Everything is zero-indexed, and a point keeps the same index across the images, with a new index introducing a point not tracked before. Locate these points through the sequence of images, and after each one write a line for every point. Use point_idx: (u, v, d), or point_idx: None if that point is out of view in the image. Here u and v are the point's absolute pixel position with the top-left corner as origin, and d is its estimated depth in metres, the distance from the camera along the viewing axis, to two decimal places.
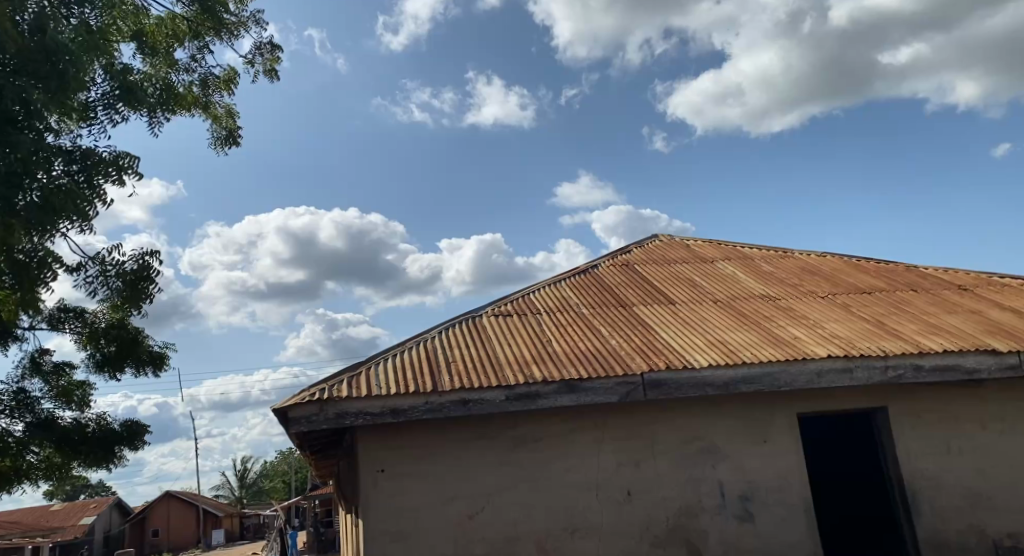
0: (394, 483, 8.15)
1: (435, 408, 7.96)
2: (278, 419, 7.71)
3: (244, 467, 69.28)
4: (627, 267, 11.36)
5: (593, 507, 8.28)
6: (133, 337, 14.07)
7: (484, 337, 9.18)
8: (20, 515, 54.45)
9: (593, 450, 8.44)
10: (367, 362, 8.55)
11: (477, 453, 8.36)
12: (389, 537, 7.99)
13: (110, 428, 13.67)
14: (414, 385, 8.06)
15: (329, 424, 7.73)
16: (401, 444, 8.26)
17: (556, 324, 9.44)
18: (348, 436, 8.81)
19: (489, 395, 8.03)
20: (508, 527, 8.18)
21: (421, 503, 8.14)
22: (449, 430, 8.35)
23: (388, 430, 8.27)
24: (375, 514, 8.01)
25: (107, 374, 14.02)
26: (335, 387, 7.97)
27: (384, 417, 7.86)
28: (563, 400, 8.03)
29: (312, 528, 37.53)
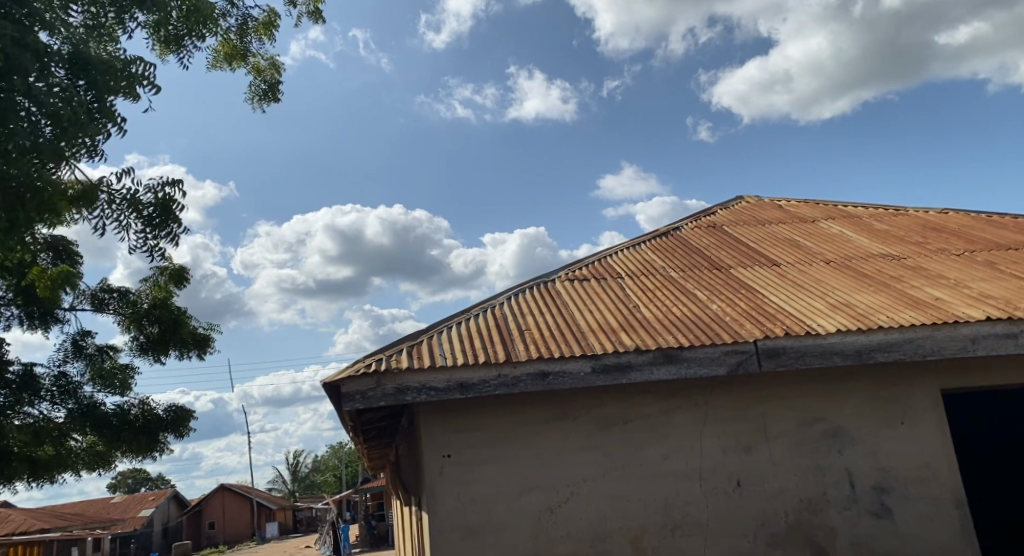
0: (463, 470, 7.06)
1: (509, 382, 6.82)
2: (330, 395, 6.67)
3: (296, 460, 69.67)
4: (715, 229, 10.04)
5: (696, 501, 7.04)
6: (176, 316, 13.35)
7: (561, 302, 7.99)
8: (83, 507, 55.67)
9: (694, 432, 7.20)
10: (429, 330, 7.44)
11: (558, 437, 7.20)
12: (459, 534, 6.90)
13: (154, 414, 12.85)
14: (484, 356, 6.92)
15: (387, 401, 6.65)
16: (471, 425, 7.17)
17: (643, 287, 8.19)
18: (408, 417, 7.76)
19: (572, 368, 6.84)
20: (597, 523, 7.01)
21: (495, 494, 7.04)
22: (525, 410, 7.22)
23: (455, 409, 7.18)
24: (443, 507, 6.94)
25: (150, 357, 13.29)
26: (393, 358, 6.88)
27: (450, 393, 6.74)
28: (661, 373, 6.78)
29: (364, 522, 36.96)
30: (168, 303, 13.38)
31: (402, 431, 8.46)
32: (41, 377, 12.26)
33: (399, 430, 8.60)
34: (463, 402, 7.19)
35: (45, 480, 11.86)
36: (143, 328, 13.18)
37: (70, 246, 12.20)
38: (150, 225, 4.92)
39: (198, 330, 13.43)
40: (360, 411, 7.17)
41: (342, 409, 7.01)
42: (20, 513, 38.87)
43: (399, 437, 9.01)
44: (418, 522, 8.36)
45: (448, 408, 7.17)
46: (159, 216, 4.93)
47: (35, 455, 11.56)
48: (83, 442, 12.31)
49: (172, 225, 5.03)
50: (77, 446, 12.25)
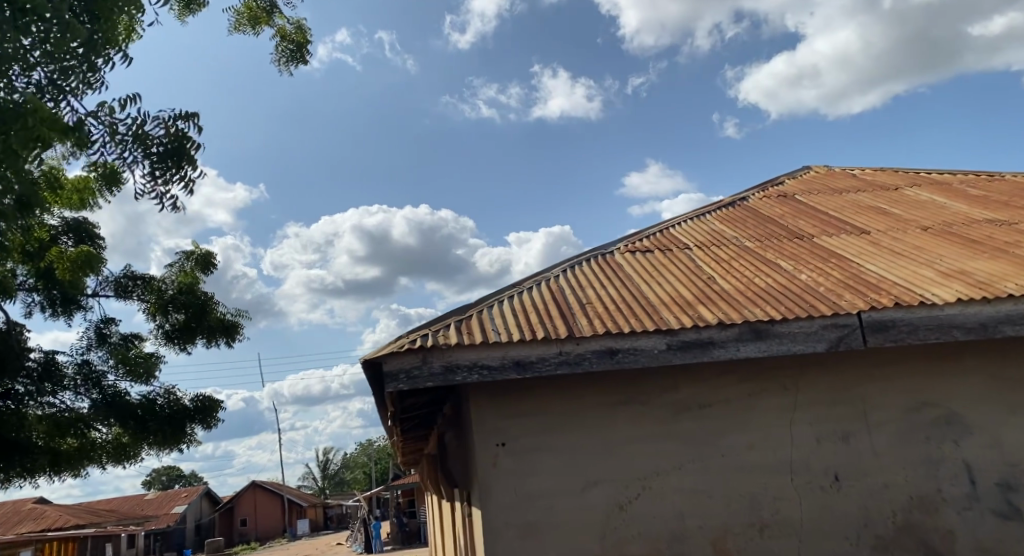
0: (519, 461, 6.27)
1: (573, 360, 6.00)
2: (371, 373, 5.95)
3: (326, 457, 69.57)
4: (787, 198, 9.09)
5: (788, 497, 6.14)
6: (203, 302, 12.76)
7: (625, 274, 7.13)
8: (118, 504, 56.10)
9: (783, 419, 6.29)
10: (480, 302, 6.66)
11: (627, 425, 6.37)
12: (516, 533, 6.12)
13: (181, 404, 12.23)
14: (544, 331, 6.11)
15: (435, 381, 5.91)
16: (527, 409, 6.36)
17: (716, 258, 7.30)
18: (455, 399, 7.00)
19: (645, 344, 5.99)
20: (674, 522, 6.18)
21: (556, 487, 6.24)
22: (588, 394, 6.40)
23: (509, 390, 6.39)
24: (497, 502, 6.16)
25: (177, 346, 12.72)
26: (441, 333, 6.13)
27: (505, 372, 5.98)
28: (748, 351, 5.88)
29: (395, 518, 36.37)
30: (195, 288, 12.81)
31: (447, 417, 7.73)
32: (64, 365, 11.77)
33: (444, 414, 7.84)
34: (519, 383, 6.40)
35: (69, 473, 11.34)
36: (168, 315, 12.62)
37: (92, 229, 11.66)
38: (159, 166, 4.14)
39: (225, 316, 12.80)
40: (404, 393, 6.45)
41: (383, 390, 6.28)
42: (56, 509, 39.06)
43: (444, 424, 8.26)
44: (466, 518, 7.61)
45: (502, 389, 6.39)
46: (170, 156, 4.13)
47: (58, 448, 11.02)
48: (109, 434, 11.75)
49: (185, 168, 4.23)
50: (103, 438, 11.71)
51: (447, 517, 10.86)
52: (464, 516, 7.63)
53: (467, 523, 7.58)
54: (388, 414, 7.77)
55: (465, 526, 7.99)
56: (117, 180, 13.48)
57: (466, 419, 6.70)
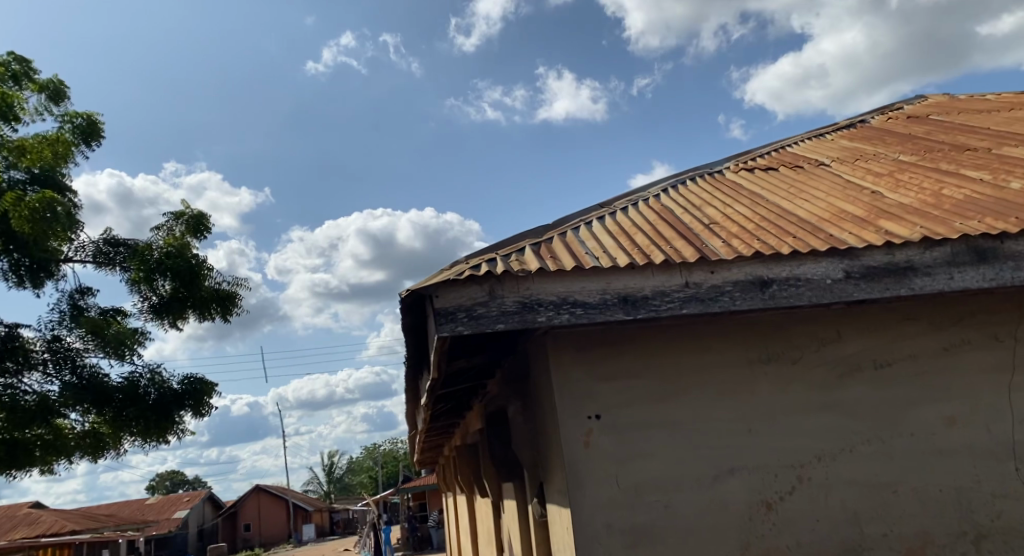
0: (620, 440, 4.56)
1: (706, 297, 4.14)
2: (416, 308, 4.22)
3: (332, 461, 67.61)
4: (920, 118, 7.25)
5: (1011, 494, 4.36)
6: (193, 267, 11.03)
7: (749, 189, 5.31)
8: (118, 509, 54.37)
9: (996, 383, 4.48)
10: (560, 222, 4.86)
11: (772, 392, 4.57)
12: (621, 541, 4.37)
13: (169, 387, 10.42)
14: (661, 254, 4.28)
15: (508, 324, 4.15)
16: (629, 370, 4.66)
17: (868, 171, 5.46)
18: (523, 356, 5.33)
19: (812, 273, 4.12)
20: (848, 528, 4.33)
21: (674, 478, 4.49)
22: (717, 349, 4.64)
23: (602, 345, 4.69)
24: (592, 498, 4.44)
25: (166, 321, 11.02)
26: (513, 256, 4.36)
27: (608, 313, 4.16)
28: (968, 280, 4.00)
29: (405, 523, 34.28)
30: (185, 251, 11.03)
31: (504, 380, 6.01)
32: (32, 344, 10.01)
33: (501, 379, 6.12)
34: (616, 332, 4.70)
35: (36, 470, 9.40)
36: (154, 285, 10.93)
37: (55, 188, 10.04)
38: None
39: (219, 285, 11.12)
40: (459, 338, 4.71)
41: (432, 338, 4.54)
42: (51, 515, 37.24)
43: (498, 393, 6.51)
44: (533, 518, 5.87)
45: (592, 342, 4.69)
46: None
47: (23, 438, 9.13)
48: (84, 423, 9.92)
49: None
50: (76, 428, 9.86)
51: (490, 518, 9.06)
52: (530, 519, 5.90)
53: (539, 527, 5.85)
54: (429, 381, 6.02)
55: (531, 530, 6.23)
56: (95, 133, 12.30)
57: (537, 384, 4.99)
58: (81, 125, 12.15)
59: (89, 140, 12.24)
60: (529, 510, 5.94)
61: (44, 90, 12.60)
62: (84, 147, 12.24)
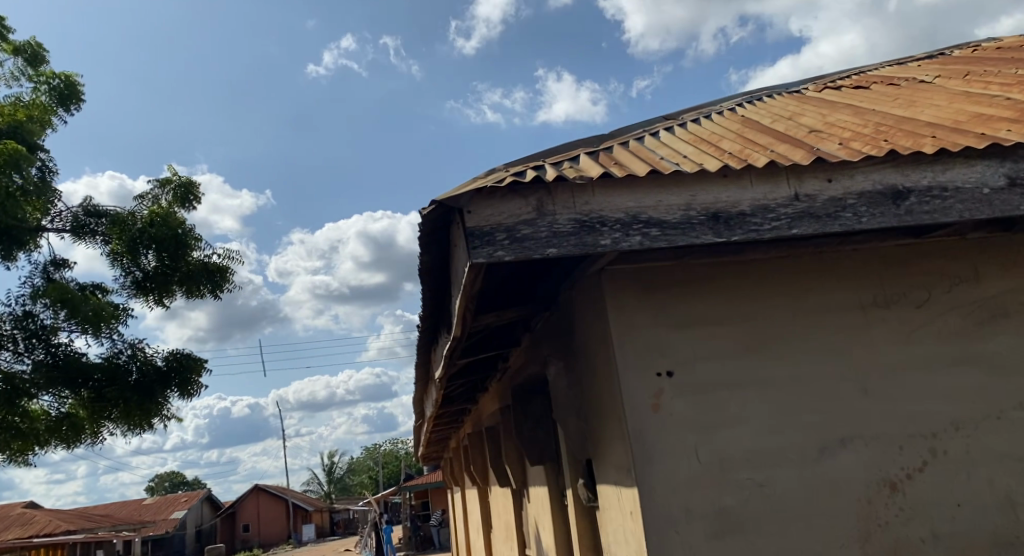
0: (699, 403, 3.63)
1: (822, 211, 3.17)
2: (442, 220, 3.30)
3: (332, 461, 66.53)
4: (1009, 48, 6.30)
5: None
6: (180, 239, 10.19)
7: (843, 100, 4.35)
8: (115, 510, 53.43)
9: None
10: (620, 132, 3.89)
11: (892, 344, 3.61)
12: (704, 528, 3.47)
13: (152, 367, 9.42)
14: (761, 157, 3.31)
15: (562, 247, 3.20)
16: (708, 315, 3.71)
17: (985, 81, 4.49)
18: (568, 304, 4.38)
19: (962, 179, 3.15)
20: (996, 514, 3.42)
21: (770, 450, 3.55)
22: (820, 290, 3.68)
23: (673, 284, 3.75)
24: (665, 475, 3.54)
25: (152, 299, 10.19)
26: (566, 163, 3.41)
27: (693, 234, 3.20)
28: None
29: (407, 523, 33.35)
30: (173, 223, 10.14)
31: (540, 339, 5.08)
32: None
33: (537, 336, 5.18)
34: (693, 268, 3.75)
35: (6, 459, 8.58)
36: (138, 260, 10.06)
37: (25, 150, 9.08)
38: None
39: (208, 259, 10.29)
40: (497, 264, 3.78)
41: (461, 270, 3.61)
42: (43, 515, 36.13)
43: (529, 358, 5.57)
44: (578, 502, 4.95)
45: (661, 280, 3.75)
46: None
47: None
48: (58, 407, 8.97)
49: None
50: (50, 412, 8.90)
51: (510, 507, 8.13)
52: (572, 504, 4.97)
53: (586, 513, 4.94)
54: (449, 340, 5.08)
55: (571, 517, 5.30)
56: (73, 97, 11.36)
57: (589, 337, 4.06)
58: (59, 86, 11.21)
59: (67, 104, 11.29)
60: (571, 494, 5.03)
61: (20, 52, 11.62)
62: (62, 110, 11.30)
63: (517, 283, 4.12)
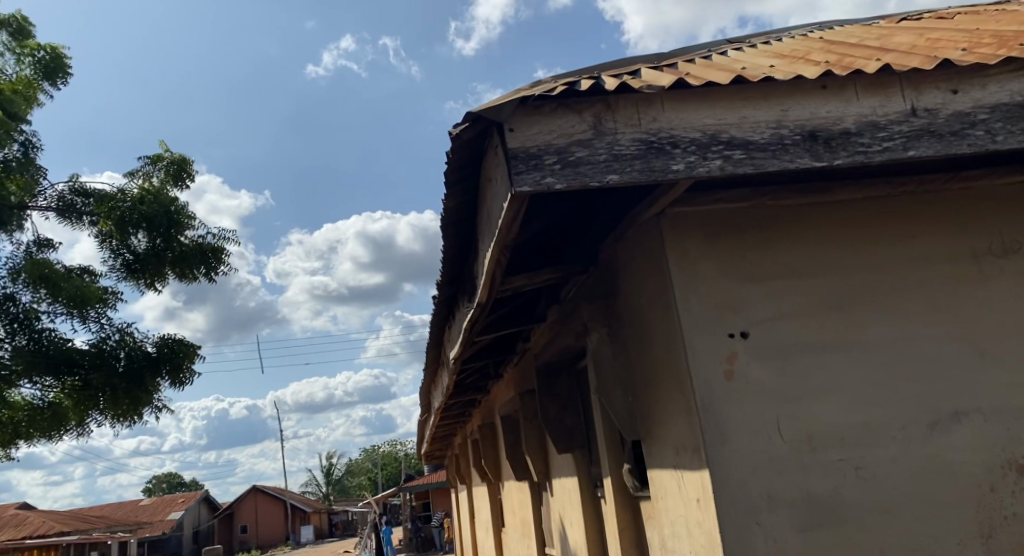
0: (780, 368, 3.05)
1: (947, 127, 2.60)
2: (478, 135, 2.70)
3: (330, 461, 65.83)
4: None
5: None
6: (173, 219, 9.62)
7: (931, 24, 3.77)
8: (112, 511, 52.86)
9: None
10: (682, 51, 3.31)
11: (1006, 300, 3.06)
12: (790, 518, 2.89)
13: (143, 353, 8.80)
14: (869, 63, 2.74)
15: (626, 173, 2.61)
16: (790, 266, 3.13)
17: None
18: (614, 260, 3.79)
19: None
20: None
21: (866, 425, 2.97)
22: (920, 236, 3.12)
23: (747, 229, 3.16)
24: (740, 455, 2.97)
25: (142, 283, 9.66)
26: (627, 75, 2.83)
27: (787, 157, 2.61)
28: None
29: (408, 523, 32.85)
30: (166, 202, 9.57)
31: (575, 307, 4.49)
32: None
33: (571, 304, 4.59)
34: (771, 209, 3.16)
35: None
36: (128, 242, 9.52)
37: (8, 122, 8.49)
38: None
39: (203, 239, 9.74)
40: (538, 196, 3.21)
41: (495, 204, 3.02)
42: (37, 516, 35.41)
43: (560, 330, 4.97)
44: (618, 491, 4.39)
45: (733, 224, 3.16)
46: None
47: None
48: (42, 396, 8.35)
49: None
50: (34, 401, 8.30)
51: (529, 499, 7.56)
52: (612, 493, 4.40)
53: (627, 503, 4.37)
54: (473, 306, 4.50)
55: (607, 508, 4.73)
56: (60, 70, 10.79)
57: (642, 296, 3.47)
58: (45, 59, 10.64)
59: (54, 78, 10.73)
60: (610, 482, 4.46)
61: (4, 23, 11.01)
62: (48, 84, 10.75)
63: (558, 219, 3.54)
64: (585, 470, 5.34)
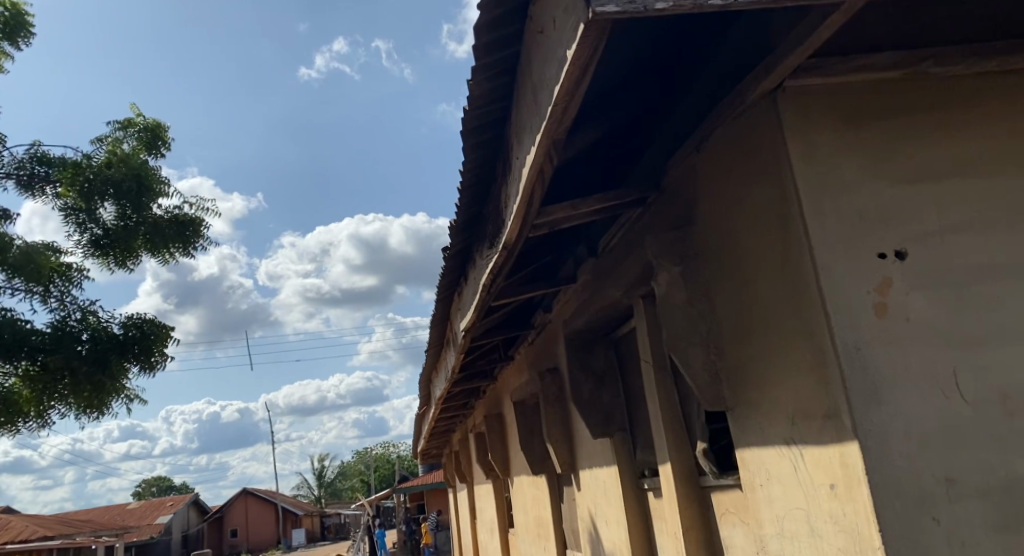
0: (952, 299, 2.16)
1: None
2: None
3: (322, 464, 64.65)
4: None
5: None
6: (145, 188, 8.73)
7: None
8: (97, 515, 51.54)
9: None
10: None
11: None
12: (980, 511, 2.00)
13: (110, 336, 7.86)
14: None
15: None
16: (955, 158, 2.26)
17: None
18: (689, 175, 2.89)
19: None
20: None
21: None
22: None
23: (895, 109, 2.27)
24: (906, 420, 2.07)
25: (111, 261, 8.78)
26: None
27: None
28: None
29: (403, 526, 31.94)
30: (137, 168, 8.64)
31: (625, 250, 3.59)
32: None
33: (619, 248, 3.70)
34: (926, 82, 2.30)
35: None
36: (95, 214, 8.61)
37: None
38: None
39: (178, 211, 8.88)
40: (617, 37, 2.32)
41: (552, 62, 2.11)
42: (19, 519, 34.23)
43: (604, 284, 4.07)
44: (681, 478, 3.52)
45: (879, 102, 2.27)
46: None
47: None
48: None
49: None
50: None
51: (546, 495, 6.70)
52: (672, 479, 3.56)
53: (692, 492, 3.53)
54: (499, 250, 3.61)
55: (662, 500, 3.89)
56: (21, 29, 9.80)
57: (737, 212, 2.56)
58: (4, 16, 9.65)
59: (15, 37, 9.77)
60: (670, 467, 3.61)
61: None
62: (9, 45, 9.79)
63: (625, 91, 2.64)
64: (626, 457, 4.48)
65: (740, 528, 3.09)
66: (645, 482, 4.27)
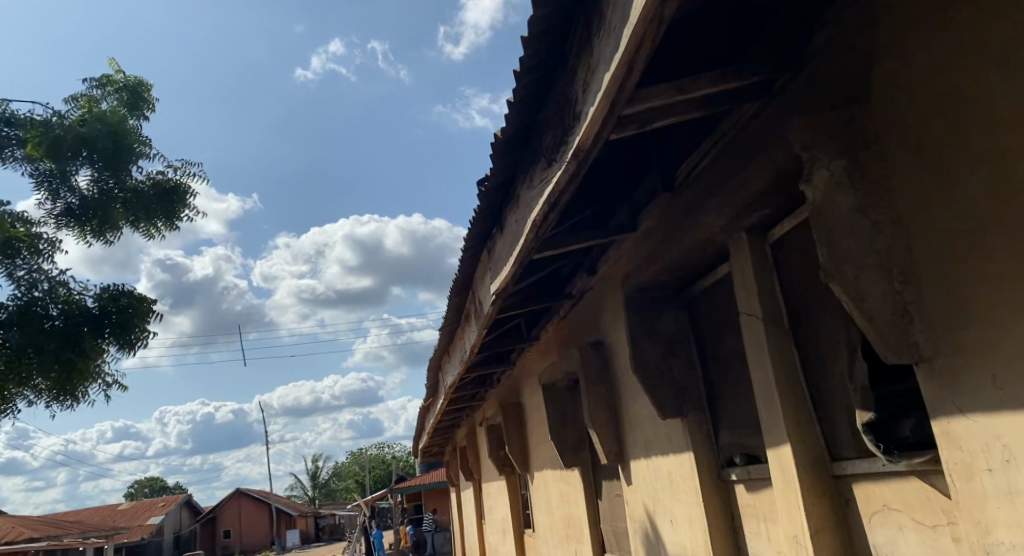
0: None
1: None
2: None
3: (316, 465, 63.61)
4: None
5: None
6: (124, 152, 7.83)
7: None
8: (87, 516, 50.51)
9: None
10: None
11: None
12: None
13: (84, 313, 6.93)
14: None
15: None
16: None
17: None
18: (864, 30, 2.04)
19: None
20: None
21: None
22: None
23: None
24: None
25: (88, 233, 7.79)
26: None
27: None
28: None
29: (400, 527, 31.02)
30: (116, 126, 7.80)
31: (730, 165, 2.72)
32: None
33: (717, 166, 2.83)
34: None
35: None
36: (69, 179, 7.69)
37: None
38: None
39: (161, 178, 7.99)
40: None
41: None
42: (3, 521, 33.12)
43: (687, 224, 3.20)
44: (805, 466, 2.68)
45: None
46: None
47: None
48: None
49: None
50: None
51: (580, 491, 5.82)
52: (793, 463, 2.70)
53: (820, 481, 2.67)
54: (564, 160, 2.72)
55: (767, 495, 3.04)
56: None
57: (980, 56, 1.70)
58: None
59: None
60: (789, 447, 2.74)
61: None
62: None
63: None
64: (706, 440, 3.61)
65: (911, 530, 2.24)
66: (734, 472, 3.41)
